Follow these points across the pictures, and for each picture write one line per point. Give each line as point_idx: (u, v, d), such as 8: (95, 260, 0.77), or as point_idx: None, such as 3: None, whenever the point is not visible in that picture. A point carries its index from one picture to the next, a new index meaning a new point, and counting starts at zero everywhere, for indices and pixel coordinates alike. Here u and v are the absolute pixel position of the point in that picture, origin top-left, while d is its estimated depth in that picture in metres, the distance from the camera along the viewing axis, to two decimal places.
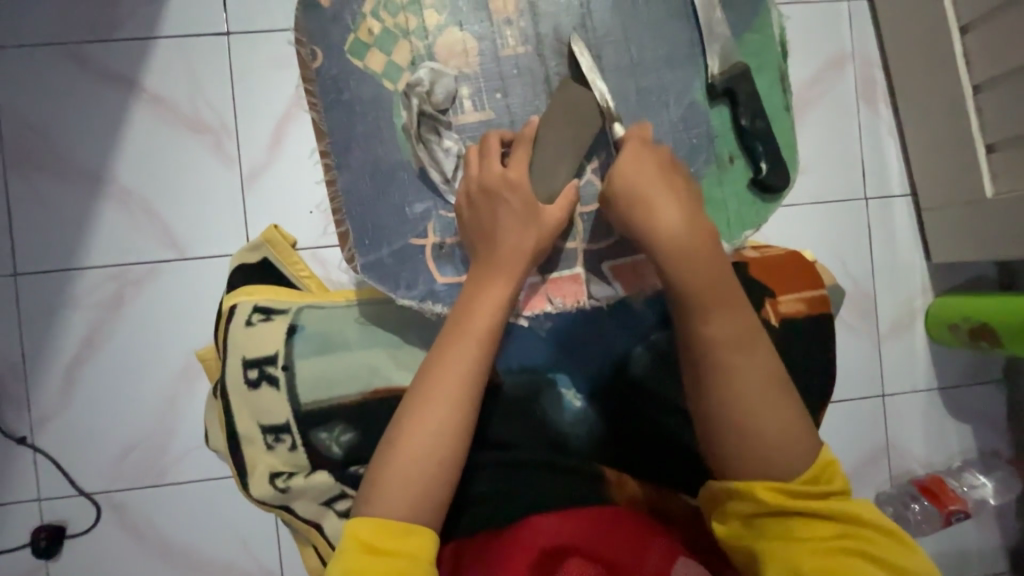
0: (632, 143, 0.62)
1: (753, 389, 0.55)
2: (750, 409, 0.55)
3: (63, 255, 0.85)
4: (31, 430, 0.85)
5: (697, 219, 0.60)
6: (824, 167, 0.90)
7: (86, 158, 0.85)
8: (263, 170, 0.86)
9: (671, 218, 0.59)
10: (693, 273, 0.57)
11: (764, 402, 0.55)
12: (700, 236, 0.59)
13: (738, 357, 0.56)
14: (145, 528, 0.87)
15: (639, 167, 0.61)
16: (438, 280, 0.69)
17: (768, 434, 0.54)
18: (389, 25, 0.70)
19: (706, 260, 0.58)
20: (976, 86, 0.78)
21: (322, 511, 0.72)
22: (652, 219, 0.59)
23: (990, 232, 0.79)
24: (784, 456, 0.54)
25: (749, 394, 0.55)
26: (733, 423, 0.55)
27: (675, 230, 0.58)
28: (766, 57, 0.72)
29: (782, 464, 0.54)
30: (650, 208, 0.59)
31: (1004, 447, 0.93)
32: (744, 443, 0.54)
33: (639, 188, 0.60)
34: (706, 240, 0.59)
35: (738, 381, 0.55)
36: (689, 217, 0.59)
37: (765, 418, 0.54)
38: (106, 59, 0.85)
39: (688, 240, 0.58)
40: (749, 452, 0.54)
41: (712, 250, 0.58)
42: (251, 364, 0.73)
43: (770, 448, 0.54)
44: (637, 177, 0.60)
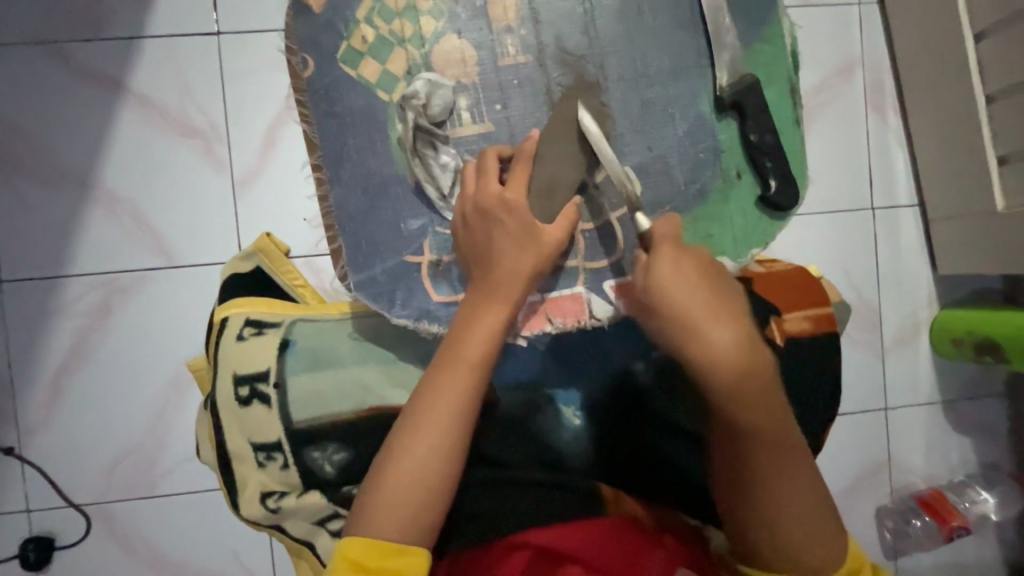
0: (664, 250, 0.51)
1: (802, 509, 0.49)
2: (792, 520, 0.49)
3: (46, 262, 0.82)
4: (19, 441, 0.83)
5: (754, 337, 0.46)
6: (832, 175, 0.88)
7: (72, 162, 0.82)
8: (251, 173, 0.84)
9: (733, 350, 0.45)
10: (753, 405, 0.46)
11: (807, 512, 0.49)
12: (757, 355, 0.46)
13: (787, 482, 0.49)
14: (133, 542, 0.85)
15: (678, 283, 0.49)
16: (433, 299, 0.67)
17: (807, 541, 0.50)
18: (384, 33, 0.67)
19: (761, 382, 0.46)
20: (989, 96, 0.75)
21: (315, 530, 0.70)
22: (705, 349, 0.45)
23: (998, 245, 0.77)
24: (818, 560, 0.50)
25: (795, 513, 0.49)
26: (771, 535, 0.50)
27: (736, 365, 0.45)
28: (775, 68, 0.70)
29: (817, 564, 0.50)
30: (696, 332, 0.45)
31: (1006, 462, 0.92)
32: (780, 548, 0.50)
33: (686, 305, 0.47)
34: (763, 367, 0.46)
35: (789, 504, 0.49)
36: (748, 338, 0.46)
37: (809, 532, 0.50)
38: (87, 57, 0.81)
39: (744, 373, 0.45)
40: (782, 545, 0.50)
41: (769, 375, 0.46)
42: (241, 381, 0.70)
43: (804, 552, 0.50)
44: (673, 291, 0.48)
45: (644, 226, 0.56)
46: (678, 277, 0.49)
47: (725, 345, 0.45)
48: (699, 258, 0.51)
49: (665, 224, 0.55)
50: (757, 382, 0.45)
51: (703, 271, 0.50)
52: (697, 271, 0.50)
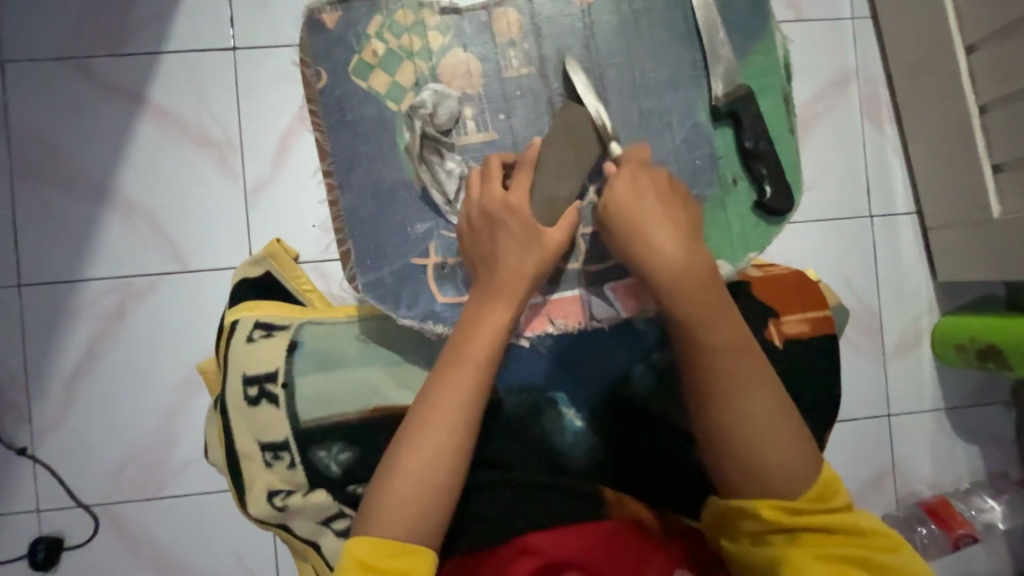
0: (627, 168, 0.61)
1: (763, 415, 0.54)
2: (753, 429, 0.54)
3: (65, 267, 0.85)
4: (32, 441, 0.85)
5: (694, 242, 0.59)
6: (829, 184, 0.90)
7: (92, 171, 0.86)
8: (265, 184, 0.87)
9: (672, 253, 0.58)
10: (697, 302, 0.56)
11: (768, 420, 0.54)
12: (699, 260, 0.58)
13: (742, 384, 0.55)
14: (140, 543, 0.87)
15: (636, 197, 0.60)
16: (438, 300, 0.69)
17: (772, 457, 0.53)
18: (393, 46, 0.70)
19: (699, 273, 0.57)
20: (982, 106, 0.77)
21: (320, 530, 0.71)
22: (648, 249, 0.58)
23: (996, 252, 0.78)
24: (784, 475, 0.53)
25: (751, 420, 0.54)
26: (732, 446, 0.54)
27: (673, 258, 0.58)
28: (769, 78, 0.72)
29: (785, 485, 0.53)
30: (642, 229, 0.59)
31: (1013, 471, 0.92)
32: (740, 458, 0.54)
33: (635, 213, 0.59)
34: (702, 263, 0.58)
35: (745, 408, 0.54)
36: (687, 242, 0.58)
37: (775, 449, 0.53)
38: (111, 72, 0.86)
39: (679, 259, 0.57)
40: (742, 455, 0.54)
41: (707, 266, 0.58)
42: (251, 381, 0.72)
43: (771, 465, 0.53)
44: (625, 199, 0.60)
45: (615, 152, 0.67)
46: (635, 199, 0.60)
47: (663, 244, 0.58)
48: (659, 181, 0.61)
49: (635, 151, 0.63)
50: (694, 270, 0.57)
51: (662, 194, 0.60)
52: (654, 188, 0.60)
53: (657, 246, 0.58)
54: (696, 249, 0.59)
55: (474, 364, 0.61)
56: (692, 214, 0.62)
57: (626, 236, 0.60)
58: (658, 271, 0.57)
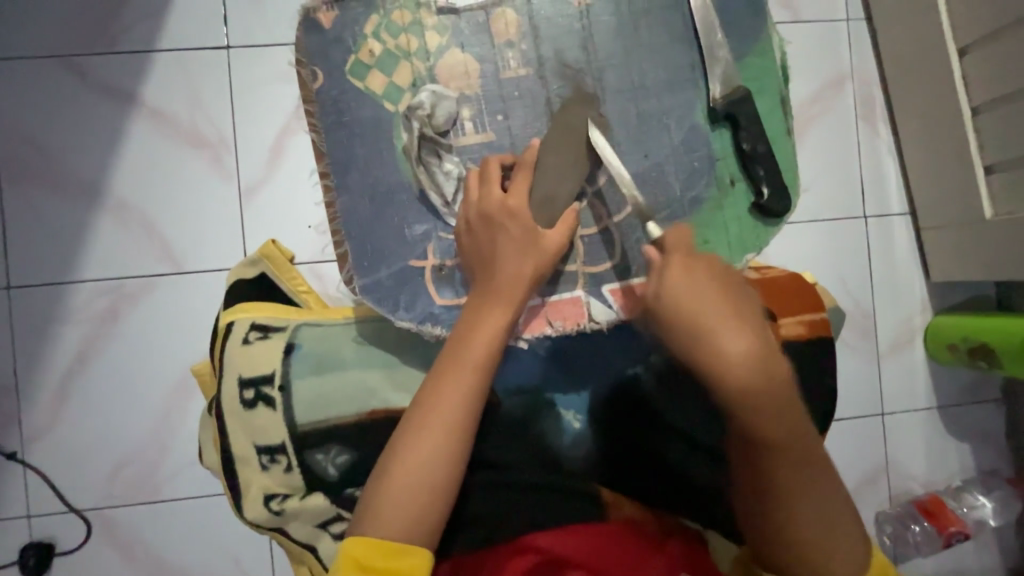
0: (671, 259, 0.51)
1: (827, 521, 0.51)
2: (817, 530, 0.51)
3: (55, 269, 0.84)
4: (22, 447, 0.84)
5: (763, 336, 0.46)
6: (824, 185, 0.90)
7: (83, 171, 0.84)
8: (258, 184, 0.86)
9: (745, 351, 0.44)
10: (769, 411, 0.46)
11: (827, 523, 0.51)
12: (773, 361, 0.45)
13: (808, 490, 0.50)
14: (134, 548, 0.86)
15: (688, 280, 0.48)
16: (437, 302, 0.69)
17: (830, 554, 0.52)
18: (390, 46, 0.69)
19: (779, 381, 0.46)
20: (975, 108, 0.78)
21: (318, 533, 0.71)
22: (716, 357, 0.45)
23: (989, 252, 0.79)
24: (844, 567, 0.52)
25: (814, 524, 0.50)
26: (792, 545, 0.51)
27: (746, 364, 0.44)
28: (766, 80, 0.72)
29: (842, 573, 0.52)
30: (707, 331, 0.45)
31: (1004, 468, 0.93)
32: (796, 553, 0.52)
33: (694, 310, 0.46)
34: (781, 369, 0.46)
35: (806, 508, 0.50)
36: (758, 338, 0.45)
37: (832, 545, 0.51)
38: (101, 71, 0.84)
39: (760, 376, 0.44)
40: (803, 555, 0.52)
41: (785, 374, 0.46)
42: (246, 384, 0.71)
43: (829, 559, 0.52)
44: (683, 295, 0.47)
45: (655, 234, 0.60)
46: (689, 282, 0.48)
47: (737, 349, 0.44)
48: (715, 269, 0.50)
49: (675, 234, 0.56)
50: (773, 380, 0.45)
51: (717, 279, 0.49)
52: (715, 283, 0.48)
53: (732, 356, 0.44)
54: (771, 351, 0.46)
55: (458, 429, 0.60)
56: (750, 297, 0.50)
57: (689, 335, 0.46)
58: (732, 389, 0.44)
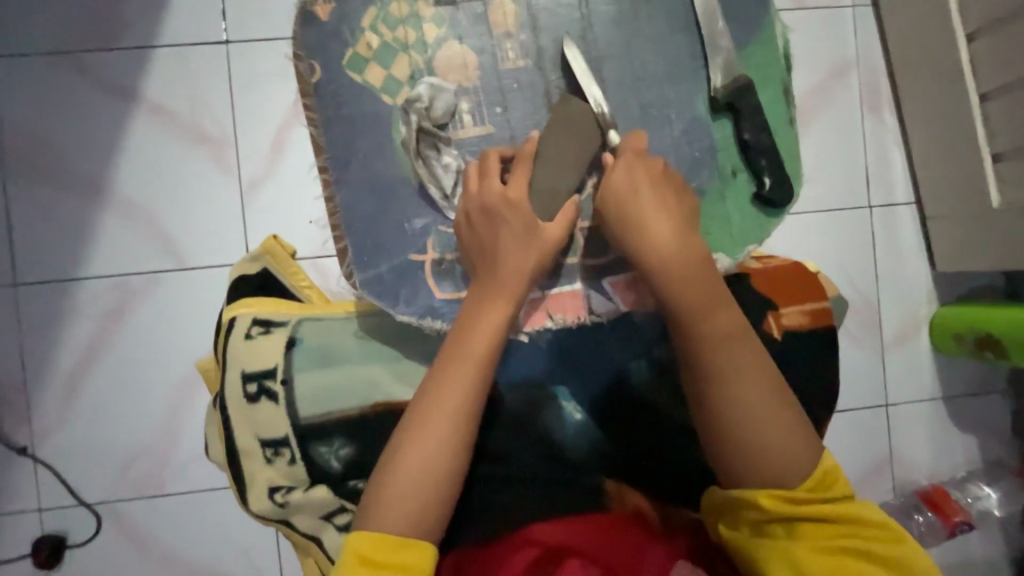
0: (624, 157, 0.62)
1: (767, 408, 0.54)
2: (752, 419, 0.54)
3: (60, 265, 0.85)
4: (32, 441, 0.85)
5: (688, 229, 0.60)
6: (829, 174, 0.89)
7: (85, 167, 0.85)
8: (260, 178, 0.86)
9: (667, 237, 0.59)
10: (689, 282, 0.57)
11: (770, 415, 0.54)
12: (695, 251, 0.59)
13: (741, 371, 0.55)
14: (143, 540, 0.87)
15: (631, 187, 0.61)
16: (437, 296, 0.69)
17: (766, 442, 0.53)
18: (388, 40, 0.69)
19: (696, 265, 0.58)
20: (983, 95, 0.76)
21: (321, 526, 0.71)
22: (643, 235, 0.59)
23: (996, 242, 0.78)
24: (783, 463, 0.53)
25: (753, 412, 0.54)
26: (730, 434, 0.54)
27: (671, 249, 0.59)
28: (768, 69, 0.72)
29: (783, 471, 0.53)
30: (640, 222, 0.60)
31: (1010, 458, 0.93)
32: (739, 443, 0.54)
33: (633, 205, 0.60)
34: (699, 258, 0.59)
35: (741, 390, 0.54)
36: (680, 230, 0.60)
37: (774, 438, 0.53)
38: (101, 66, 0.84)
39: (678, 257, 0.58)
40: (742, 442, 0.53)
41: (705, 263, 0.59)
42: (249, 378, 0.72)
43: (769, 450, 0.53)
44: (622, 186, 0.60)
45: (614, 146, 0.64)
46: (630, 189, 0.61)
47: (663, 237, 0.59)
48: (654, 169, 0.62)
49: (633, 139, 0.63)
50: (691, 265, 0.58)
51: (655, 181, 0.61)
52: (650, 176, 0.61)
53: (660, 242, 0.59)
54: (695, 242, 0.60)
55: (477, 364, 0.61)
56: (691, 205, 0.63)
57: (623, 227, 0.60)
58: (659, 266, 0.58)
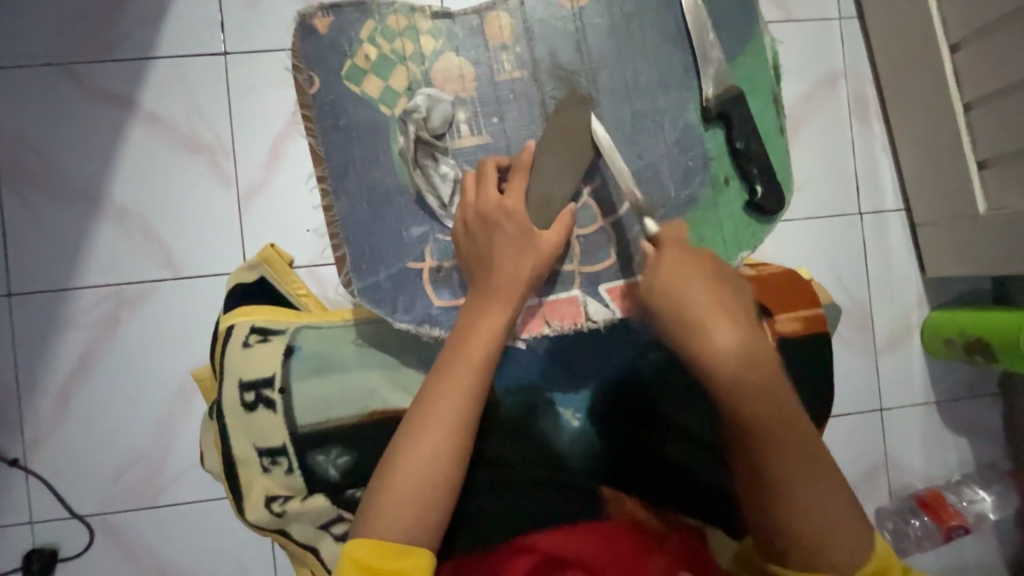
0: (666, 252, 0.54)
1: (830, 509, 0.49)
2: (815, 513, 0.49)
3: (56, 276, 0.85)
4: (24, 453, 0.84)
5: (753, 331, 0.49)
6: (819, 182, 0.91)
7: (82, 178, 0.85)
8: (257, 189, 0.87)
9: (727, 340, 0.47)
10: (749, 390, 0.47)
11: (830, 504, 0.49)
12: (761, 354, 0.48)
13: (802, 469, 0.49)
14: (137, 552, 0.86)
15: (681, 282, 0.51)
16: (435, 303, 0.69)
17: (829, 534, 0.49)
18: (386, 51, 0.70)
19: (763, 369, 0.48)
20: (967, 104, 0.78)
21: (319, 535, 0.71)
22: (707, 343, 0.48)
23: (983, 247, 0.79)
24: (842, 555, 0.49)
25: (811, 514, 0.49)
26: (788, 531, 0.49)
27: (732, 351, 0.47)
28: (758, 80, 0.73)
29: (845, 561, 0.49)
30: (696, 322, 0.48)
31: (1003, 462, 0.93)
32: (801, 539, 0.49)
33: (679, 295, 0.50)
34: (765, 358, 0.48)
35: (801, 487, 0.49)
36: (742, 327, 0.49)
37: (834, 530, 0.49)
38: (99, 78, 0.85)
39: (746, 364, 0.47)
40: (805, 540, 0.49)
41: (771, 359, 0.49)
42: (247, 387, 0.72)
43: (833, 545, 0.49)
44: (677, 283, 0.51)
45: (653, 230, 0.58)
46: (680, 280, 0.51)
47: (724, 340, 0.47)
48: (708, 263, 0.54)
49: (671, 228, 0.57)
50: (757, 368, 0.47)
51: (708, 274, 0.52)
52: (702, 269, 0.52)
53: (721, 346, 0.47)
54: (754, 340, 0.49)
55: (441, 429, 0.60)
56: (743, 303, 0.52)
57: (679, 325, 0.49)
58: (723, 377, 0.47)
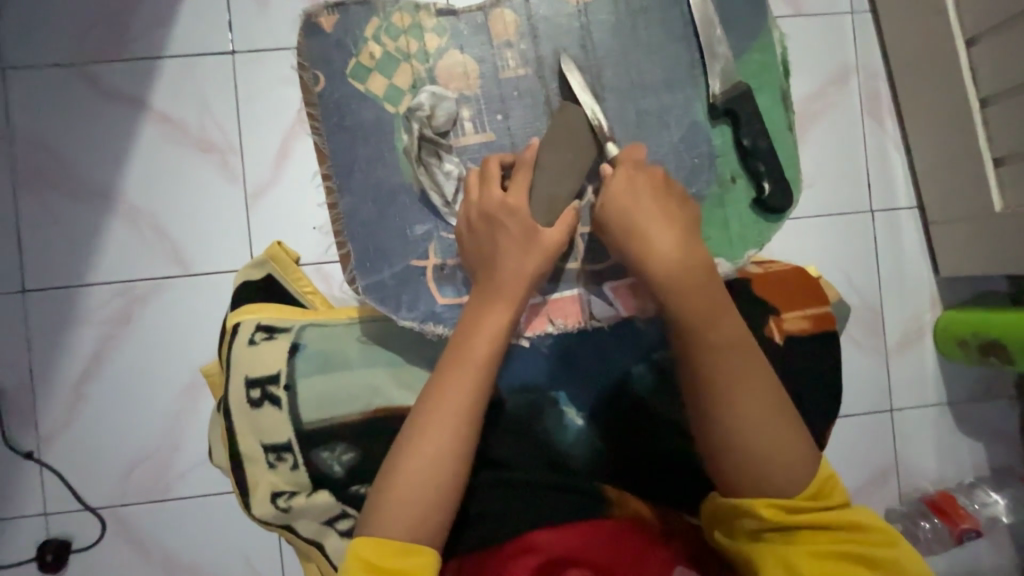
0: (624, 167, 0.62)
1: (766, 418, 0.53)
2: (750, 425, 0.52)
3: (69, 272, 0.86)
4: (38, 445, 0.86)
5: (693, 239, 0.59)
6: (830, 179, 0.89)
7: (94, 175, 0.86)
8: (265, 186, 0.87)
9: (669, 246, 0.58)
10: (688, 288, 0.56)
11: (767, 417, 0.53)
12: (693, 266, 0.57)
13: (740, 381, 0.54)
14: (147, 544, 0.87)
15: (631, 196, 0.60)
16: (439, 302, 0.70)
17: (765, 444, 0.52)
18: (390, 49, 0.70)
19: (699, 279, 0.57)
20: (983, 100, 0.77)
21: (324, 531, 0.72)
22: (648, 246, 0.58)
23: (998, 246, 0.78)
24: (780, 469, 0.52)
25: (753, 425, 0.53)
26: (726, 439, 0.53)
27: (671, 254, 0.58)
28: (766, 76, 0.72)
29: (782, 479, 0.52)
30: (643, 230, 0.59)
31: (1018, 465, 0.92)
32: (741, 450, 0.52)
33: (631, 213, 0.60)
34: (702, 265, 0.58)
35: (740, 397, 0.53)
36: (683, 238, 0.59)
37: (774, 443, 0.52)
38: (111, 77, 0.86)
39: (681, 267, 0.57)
40: (744, 453, 0.52)
41: (708, 274, 0.57)
42: (253, 383, 0.73)
43: (769, 466, 0.52)
44: (627, 202, 0.60)
45: (613, 153, 0.67)
46: (630, 194, 0.60)
47: (662, 244, 0.58)
48: (656, 178, 0.62)
49: (629, 150, 0.64)
50: (693, 277, 0.57)
51: (656, 189, 0.61)
52: (651, 185, 0.61)
53: (662, 248, 0.58)
54: (698, 249, 0.59)
55: (474, 364, 0.61)
56: (691, 212, 0.62)
57: (627, 235, 0.60)
58: (660, 279, 0.57)
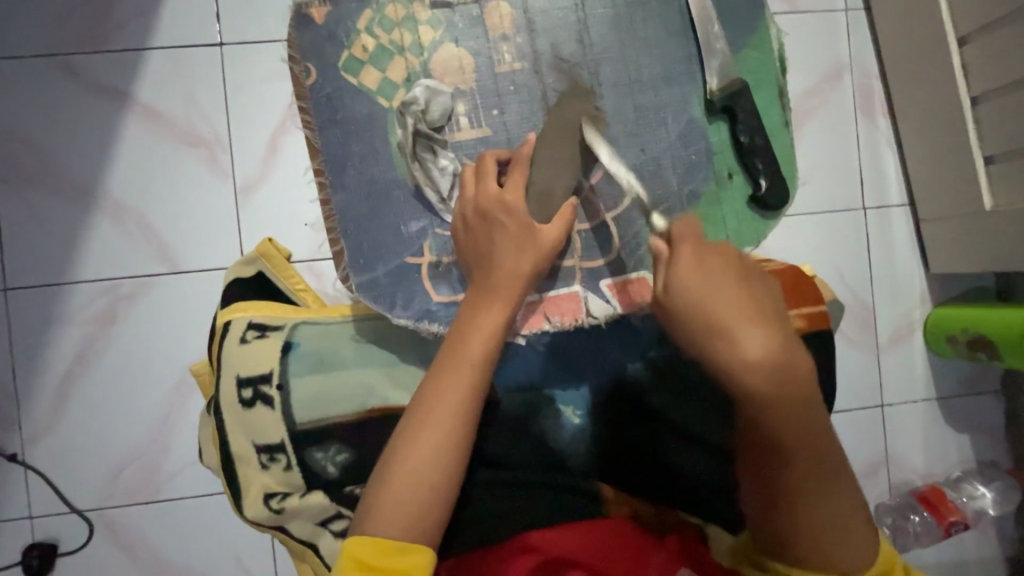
0: (683, 250, 0.45)
1: (837, 513, 0.46)
2: (824, 528, 0.47)
3: (52, 269, 0.84)
4: (22, 448, 0.84)
5: (774, 326, 0.44)
6: (823, 176, 0.90)
7: (77, 170, 0.84)
8: (254, 180, 0.86)
9: (762, 349, 0.39)
10: (784, 407, 0.41)
11: (843, 521, 0.47)
12: (796, 365, 0.40)
13: (822, 490, 0.45)
14: (136, 547, 0.86)
15: (702, 273, 0.43)
16: (433, 299, 0.69)
17: (836, 545, 0.47)
18: (384, 42, 0.69)
19: (797, 375, 0.41)
20: (974, 98, 0.77)
21: (318, 532, 0.70)
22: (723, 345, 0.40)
23: (989, 243, 0.78)
24: (854, 568, 0.47)
25: (824, 529, 0.46)
26: (798, 542, 0.47)
27: (764, 365, 0.39)
28: (762, 73, 0.72)
29: (853, 572, 0.48)
30: (726, 327, 0.40)
31: (1003, 458, 0.93)
32: (813, 548, 0.47)
33: (708, 310, 0.41)
34: (802, 361, 0.41)
35: (814, 510, 0.46)
36: (779, 333, 0.40)
37: (844, 542, 0.47)
38: (93, 69, 0.83)
39: (776, 381, 0.40)
40: (817, 550, 0.47)
41: (806, 368, 0.41)
42: (245, 383, 0.71)
43: (841, 560, 0.47)
44: (702, 290, 0.42)
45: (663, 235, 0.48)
46: (704, 277, 0.43)
47: (757, 348, 0.39)
48: (728, 257, 0.45)
49: (684, 226, 0.48)
50: (795, 377, 0.40)
51: (734, 271, 0.44)
52: (725, 266, 0.44)
53: (751, 356, 0.39)
54: (794, 348, 0.40)
55: (457, 402, 0.60)
56: (769, 289, 0.45)
57: (702, 327, 0.41)
58: (751, 393, 0.40)
